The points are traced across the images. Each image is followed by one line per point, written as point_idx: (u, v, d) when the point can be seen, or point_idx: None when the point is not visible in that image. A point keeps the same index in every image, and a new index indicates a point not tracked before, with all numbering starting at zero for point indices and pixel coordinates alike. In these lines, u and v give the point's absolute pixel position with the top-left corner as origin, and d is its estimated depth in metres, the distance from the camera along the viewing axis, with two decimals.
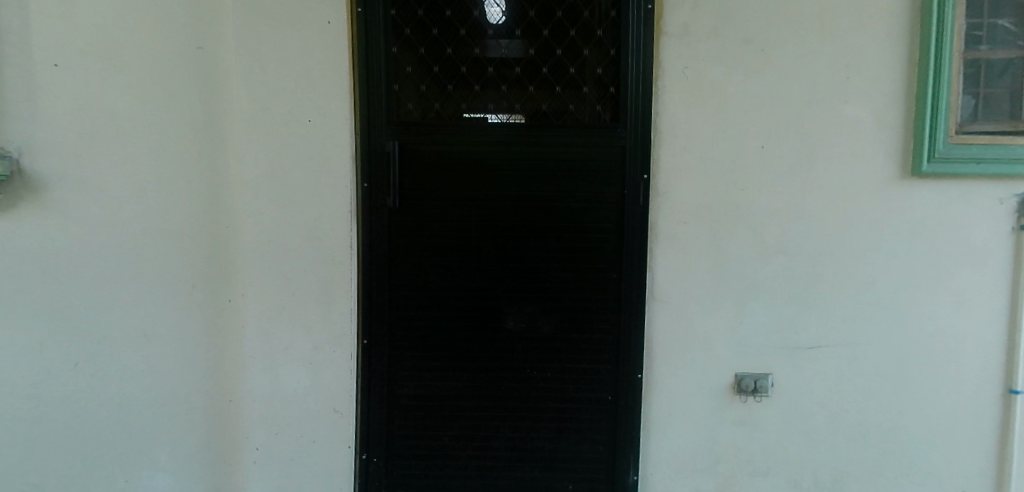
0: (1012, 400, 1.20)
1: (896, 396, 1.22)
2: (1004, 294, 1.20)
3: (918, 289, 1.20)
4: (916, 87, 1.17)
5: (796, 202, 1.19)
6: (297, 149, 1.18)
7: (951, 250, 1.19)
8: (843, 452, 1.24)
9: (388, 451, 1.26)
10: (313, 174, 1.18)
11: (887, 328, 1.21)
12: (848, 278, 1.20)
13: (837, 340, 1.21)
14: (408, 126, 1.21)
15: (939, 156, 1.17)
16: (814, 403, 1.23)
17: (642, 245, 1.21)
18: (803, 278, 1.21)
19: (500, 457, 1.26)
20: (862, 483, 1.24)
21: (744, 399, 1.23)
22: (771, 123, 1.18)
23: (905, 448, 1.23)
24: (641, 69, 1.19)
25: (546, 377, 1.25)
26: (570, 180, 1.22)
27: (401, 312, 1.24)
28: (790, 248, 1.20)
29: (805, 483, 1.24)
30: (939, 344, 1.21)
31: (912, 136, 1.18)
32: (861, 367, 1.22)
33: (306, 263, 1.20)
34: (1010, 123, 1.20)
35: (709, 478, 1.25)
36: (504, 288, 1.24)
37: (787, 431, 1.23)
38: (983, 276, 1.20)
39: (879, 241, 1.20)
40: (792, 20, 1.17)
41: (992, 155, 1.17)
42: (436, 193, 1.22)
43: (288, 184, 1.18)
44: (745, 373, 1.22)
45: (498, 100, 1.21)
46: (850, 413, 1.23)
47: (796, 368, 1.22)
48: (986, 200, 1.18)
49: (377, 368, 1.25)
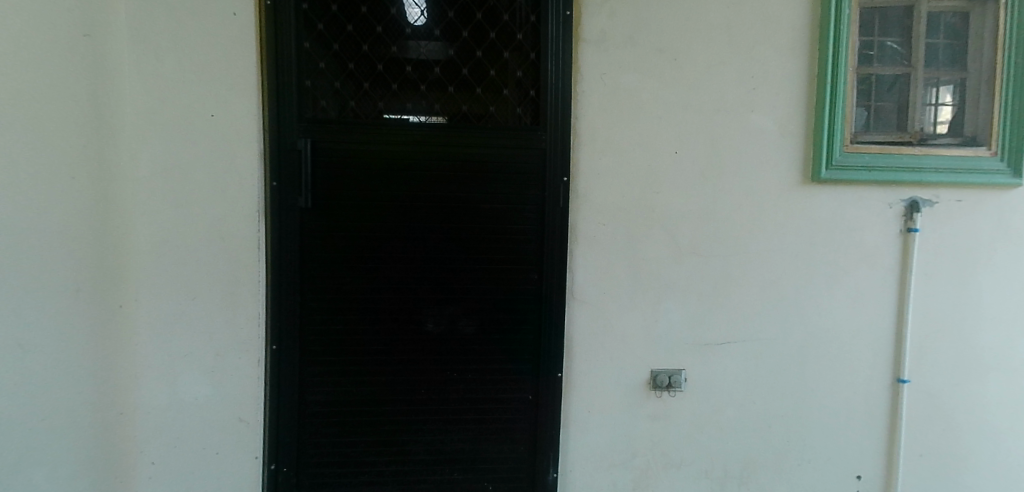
0: (899, 389, 1.30)
1: (798, 388, 1.30)
2: (892, 291, 1.30)
3: (818, 286, 1.28)
4: (815, 98, 1.25)
5: (707, 207, 1.25)
6: (196, 146, 1.14)
7: (846, 250, 1.28)
8: (750, 442, 1.30)
9: (300, 460, 1.23)
10: (214, 173, 1.15)
11: (790, 324, 1.28)
12: (754, 277, 1.27)
13: (744, 336, 1.27)
14: (321, 124, 1.18)
15: (835, 164, 1.25)
16: (723, 396, 1.28)
17: (562, 246, 1.23)
18: (713, 277, 1.26)
19: (419, 461, 1.25)
20: (768, 470, 1.31)
21: (660, 393, 1.27)
22: (685, 128, 1.23)
23: (805, 437, 1.31)
24: (560, 73, 1.20)
25: (466, 378, 1.25)
26: (490, 182, 1.22)
27: (313, 315, 1.21)
28: (701, 248, 1.25)
29: (716, 473, 1.30)
30: (836, 338, 1.29)
31: (812, 145, 1.25)
32: (766, 361, 1.28)
33: (208, 266, 1.16)
34: (898, 134, 1.33)
35: (626, 472, 1.28)
36: (423, 289, 1.22)
37: (698, 423, 1.28)
38: (874, 274, 1.29)
39: (783, 242, 1.27)
40: (703, 31, 1.22)
41: (882, 164, 1.27)
42: (350, 193, 1.19)
43: (187, 185, 1.14)
44: (660, 370, 1.26)
45: (417, 100, 1.20)
46: (757, 405, 1.29)
47: (706, 363, 1.27)
48: (877, 205, 1.28)
49: (288, 373, 1.21)
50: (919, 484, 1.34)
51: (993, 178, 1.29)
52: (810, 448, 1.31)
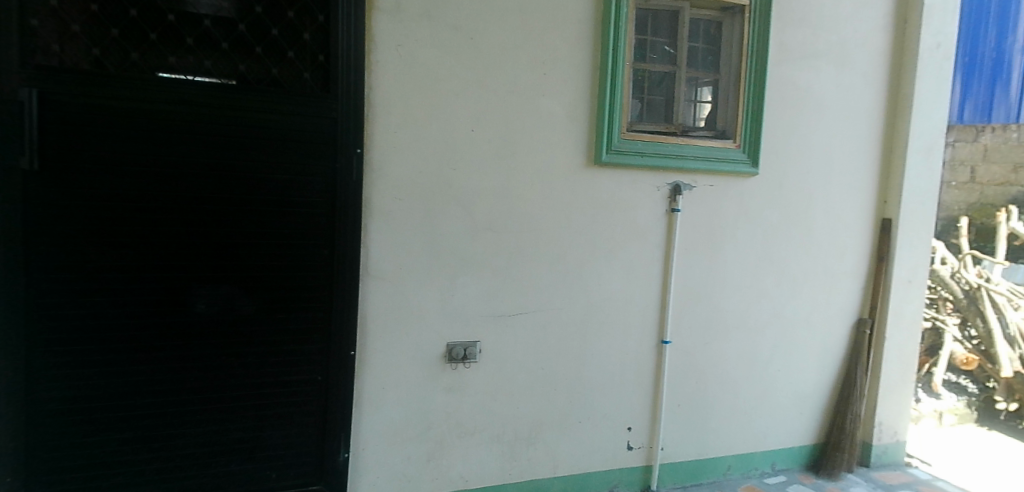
0: (663, 349, 1.50)
1: (580, 353, 1.42)
2: (659, 263, 1.48)
3: (598, 260, 1.41)
4: (597, 87, 1.35)
5: (500, 184, 1.30)
6: None
7: (619, 227, 1.43)
8: (537, 406, 1.39)
9: (30, 465, 1.07)
10: None
11: (573, 294, 1.39)
12: (542, 251, 1.35)
13: (533, 307, 1.36)
14: (54, 73, 1.02)
15: (613, 149, 1.37)
16: (513, 365, 1.35)
17: (355, 221, 1.19)
18: (505, 253, 1.32)
19: (188, 455, 1.15)
20: (554, 429, 1.42)
21: (455, 365, 1.30)
22: (479, 107, 1.26)
23: (587, 396, 1.44)
24: (352, 40, 1.16)
25: (244, 362, 1.17)
26: (271, 151, 1.14)
27: (47, 298, 1.05)
28: (495, 224, 1.30)
29: (507, 436, 1.37)
30: (613, 306, 1.44)
31: (594, 131, 1.36)
32: (552, 330, 1.38)
33: None
34: (666, 125, 1.51)
35: (419, 446, 1.30)
36: (190, 267, 1.12)
37: (490, 391, 1.34)
38: (645, 248, 1.46)
39: (569, 218, 1.37)
40: (497, 12, 1.26)
41: (651, 151, 1.43)
42: (95, 157, 1.05)
43: None
44: (456, 342, 1.30)
45: (182, 55, 1.09)
46: (545, 370, 1.39)
47: (499, 334, 1.33)
48: (648, 187, 1.44)
49: (10, 366, 1.05)
50: (676, 430, 1.55)
51: (737, 167, 1.54)
52: (589, 405, 1.44)
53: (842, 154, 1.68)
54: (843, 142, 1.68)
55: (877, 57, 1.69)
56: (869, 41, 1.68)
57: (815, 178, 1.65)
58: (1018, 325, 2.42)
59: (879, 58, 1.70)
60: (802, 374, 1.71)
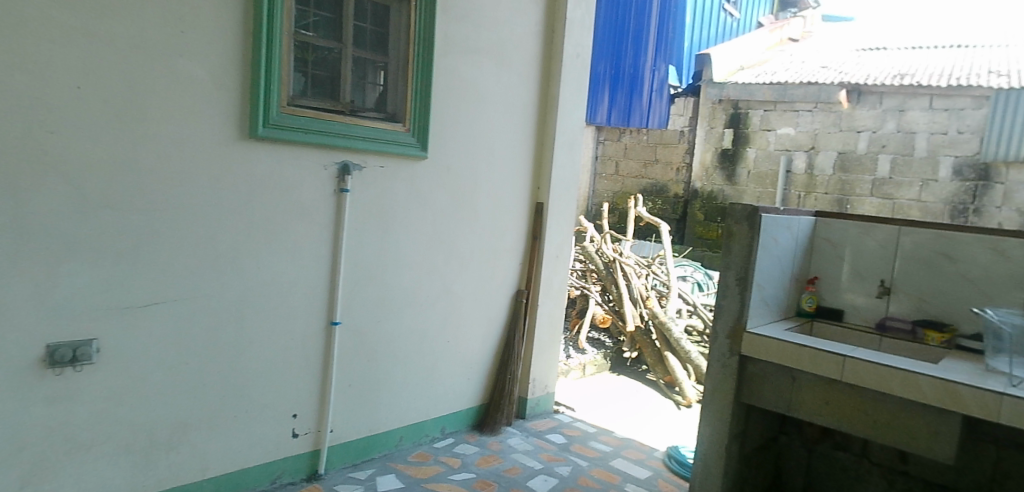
0: (331, 329, 1.84)
1: (213, 348, 1.62)
2: (326, 246, 1.81)
3: (252, 248, 1.66)
4: (250, 54, 1.59)
5: (120, 146, 1.42)
6: None
7: (279, 201, 1.69)
8: (156, 402, 1.54)
9: None
10: None
11: (201, 282, 1.58)
12: (155, 260, 1.50)
13: (162, 297, 1.52)
14: None
15: (271, 122, 1.63)
16: (132, 358, 1.49)
17: None
18: (113, 266, 1.44)
19: None
20: (180, 432, 1.59)
21: (62, 369, 1.40)
22: (100, 68, 1.38)
23: (245, 364, 1.69)
24: None
25: None
26: None
27: None
28: (117, 203, 1.43)
29: (137, 445, 1.52)
30: (274, 290, 1.72)
31: (250, 101, 1.60)
32: (175, 334, 1.55)
33: None
34: (332, 104, 1.80)
35: (9, 468, 1.35)
36: None
37: (112, 400, 1.47)
38: (307, 228, 1.76)
39: (200, 196, 1.54)
40: None
41: (317, 127, 1.73)
42: None
43: None
44: (59, 344, 1.39)
45: None
46: (180, 365, 1.57)
47: (123, 333, 1.47)
48: (311, 166, 1.75)
49: None
50: (343, 403, 1.91)
51: (408, 150, 1.93)
52: (251, 363, 1.69)
53: (497, 154, 2.22)
54: (495, 144, 2.21)
55: (516, 61, 2.23)
56: (508, 42, 2.19)
57: (473, 170, 2.15)
58: (636, 287, 3.45)
59: (516, 64, 2.24)
60: (470, 323, 2.24)
